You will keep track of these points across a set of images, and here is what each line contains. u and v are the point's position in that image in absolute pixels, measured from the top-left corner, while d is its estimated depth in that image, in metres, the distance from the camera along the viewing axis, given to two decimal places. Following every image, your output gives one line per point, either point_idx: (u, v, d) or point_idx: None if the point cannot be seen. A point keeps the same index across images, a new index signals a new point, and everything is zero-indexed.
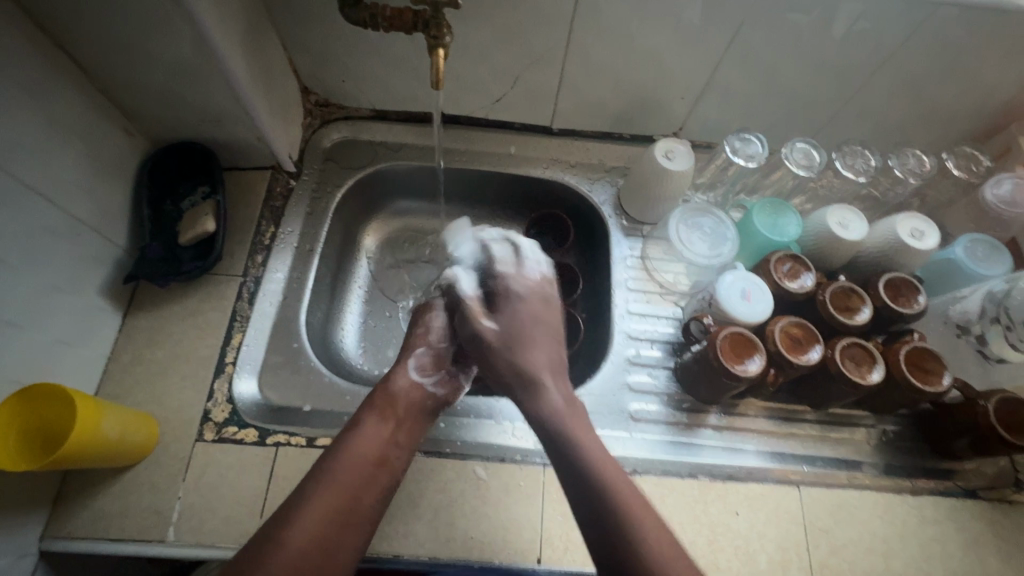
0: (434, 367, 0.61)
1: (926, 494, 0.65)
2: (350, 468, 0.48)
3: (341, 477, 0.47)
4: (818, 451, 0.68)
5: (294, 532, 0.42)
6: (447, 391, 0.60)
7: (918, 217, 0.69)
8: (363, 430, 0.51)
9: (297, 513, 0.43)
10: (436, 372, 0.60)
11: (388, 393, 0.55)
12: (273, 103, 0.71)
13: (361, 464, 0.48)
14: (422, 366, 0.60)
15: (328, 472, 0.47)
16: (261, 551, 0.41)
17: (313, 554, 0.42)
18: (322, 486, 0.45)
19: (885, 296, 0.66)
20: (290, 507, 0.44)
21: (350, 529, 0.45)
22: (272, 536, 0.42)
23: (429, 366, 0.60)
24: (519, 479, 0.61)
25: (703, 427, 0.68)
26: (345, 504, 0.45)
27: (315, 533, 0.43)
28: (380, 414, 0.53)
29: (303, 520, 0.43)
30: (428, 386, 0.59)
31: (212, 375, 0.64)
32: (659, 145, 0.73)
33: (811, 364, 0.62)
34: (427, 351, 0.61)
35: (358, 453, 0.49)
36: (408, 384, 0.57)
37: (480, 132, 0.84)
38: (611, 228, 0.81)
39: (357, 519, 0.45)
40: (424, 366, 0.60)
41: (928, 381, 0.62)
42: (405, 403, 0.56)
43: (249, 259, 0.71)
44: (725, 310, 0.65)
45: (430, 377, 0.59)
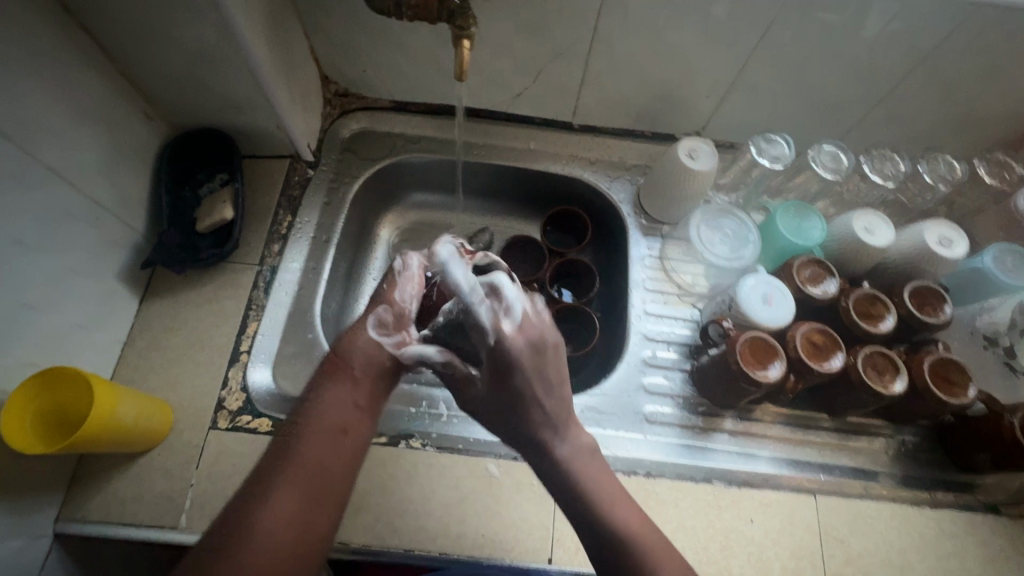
0: (394, 326, 0.57)
1: (945, 507, 0.64)
2: (310, 437, 0.47)
3: (302, 454, 0.46)
4: (835, 459, 0.67)
5: (265, 518, 0.42)
6: (400, 343, 0.57)
7: (946, 224, 0.68)
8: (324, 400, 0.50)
9: (262, 500, 0.43)
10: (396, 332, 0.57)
11: (343, 359, 0.54)
12: (293, 91, 0.70)
13: (323, 433, 0.48)
14: (382, 322, 0.57)
15: (288, 451, 0.46)
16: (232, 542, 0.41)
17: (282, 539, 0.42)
18: (285, 467, 0.45)
19: (910, 304, 0.65)
20: (258, 491, 0.44)
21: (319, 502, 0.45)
22: (247, 520, 0.42)
23: (390, 324, 0.57)
24: (532, 478, 0.61)
25: (718, 431, 0.67)
26: (313, 483, 0.45)
27: (287, 516, 0.43)
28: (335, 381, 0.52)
29: (272, 506, 0.43)
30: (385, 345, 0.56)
31: (227, 363, 0.64)
32: (682, 143, 0.71)
33: (833, 372, 0.61)
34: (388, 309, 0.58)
35: (320, 422, 0.48)
36: (374, 350, 0.55)
37: (499, 125, 0.83)
38: (629, 226, 0.80)
39: (328, 490, 0.45)
40: (384, 323, 0.57)
41: (953, 393, 0.61)
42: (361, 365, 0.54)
43: (265, 248, 0.71)
44: (745, 314, 0.64)
45: (387, 337, 0.56)
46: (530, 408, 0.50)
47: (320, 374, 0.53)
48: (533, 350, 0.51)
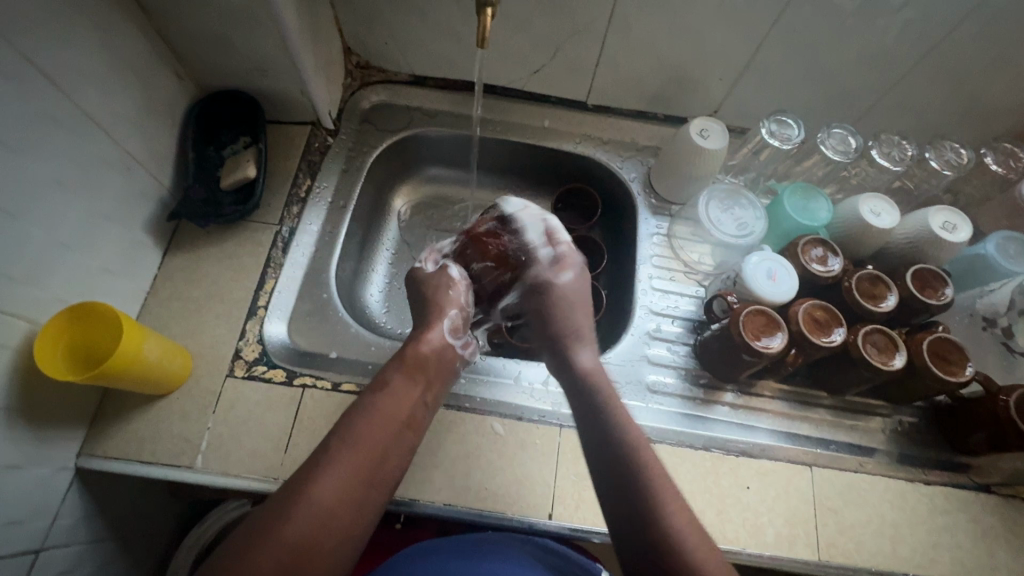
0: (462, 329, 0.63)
1: (938, 485, 0.65)
2: (379, 427, 0.51)
3: (365, 434, 0.50)
4: (832, 435, 0.68)
5: (321, 488, 0.46)
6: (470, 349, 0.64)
7: (951, 210, 0.69)
8: (388, 391, 0.54)
9: (324, 471, 0.47)
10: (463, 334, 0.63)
11: (419, 353, 0.58)
12: (317, 59, 0.72)
13: (386, 423, 0.52)
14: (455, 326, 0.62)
15: (354, 433, 0.50)
16: (289, 505, 0.45)
17: (336, 511, 0.46)
18: (349, 444, 0.49)
19: (912, 286, 0.66)
20: (318, 461, 0.48)
21: (376, 480, 0.49)
22: (305, 488, 0.46)
23: (460, 326, 0.63)
24: (535, 438, 0.63)
25: (719, 403, 0.69)
26: (368, 461, 0.49)
27: (341, 488, 0.47)
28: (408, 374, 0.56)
29: (330, 477, 0.47)
30: (457, 347, 0.62)
31: (245, 316, 0.66)
32: (695, 122, 0.73)
33: (834, 346, 0.63)
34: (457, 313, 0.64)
35: (386, 411, 0.53)
36: (439, 341, 0.60)
37: (515, 102, 0.85)
38: (639, 205, 0.82)
39: (371, 473, 0.49)
40: (456, 327, 0.63)
41: (951, 371, 0.62)
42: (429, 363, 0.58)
43: (285, 208, 0.73)
44: (749, 288, 0.66)
45: (460, 339, 0.63)
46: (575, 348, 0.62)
47: (396, 362, 0.57)
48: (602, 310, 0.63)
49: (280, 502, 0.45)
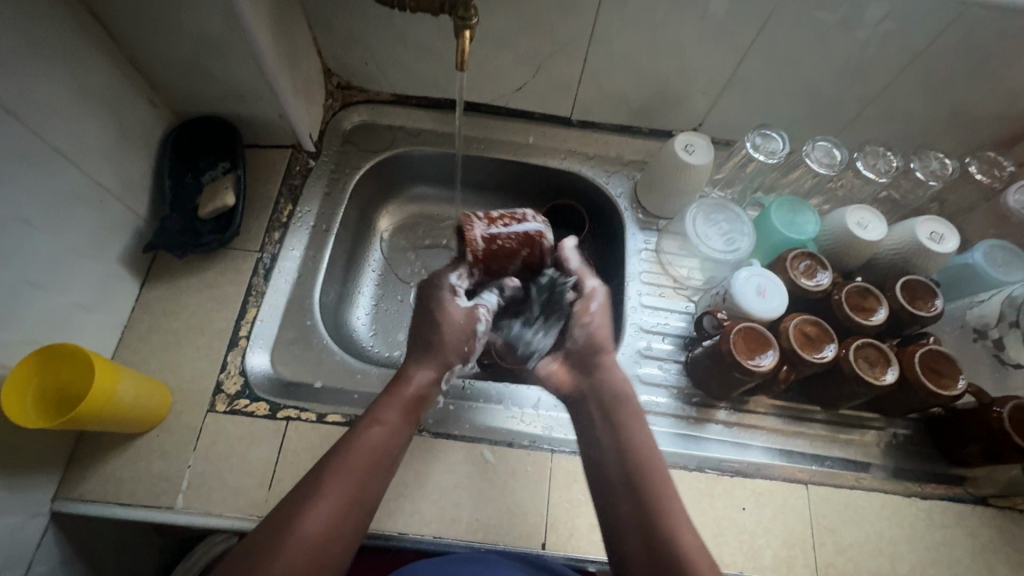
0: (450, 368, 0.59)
1: (935, 499, 0.64)
2: (363, 459, 0.49)
3: (354, 465, 0.48)
4: (827, 451, 0.67)
5: (306, 526, 0.44)
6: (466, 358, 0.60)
7: (938, 220, 0.69)
8: (375, 421, 0.52)
9: (309, 507, 0.45)
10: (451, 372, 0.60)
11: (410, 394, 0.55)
12: (295, 82, 0.71)
13: (369, 455, 0.49)
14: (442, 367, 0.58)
15: (338, 466, 0.48)
16: (273, 540, 0.43)
17: (320, 548, 0.44)
18: (335, 478, 0.47)
19: (902, 298, 0.66)
20: (306, 496, 0.46)
21: (359, 515, 0.47)
22: (288, 526, 0.44)
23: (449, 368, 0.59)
24: (526, 464, 0.62)
25: (712, 421, 0.68)
26: (355, 496, 0.47)
27: (326, 525, 0.45)
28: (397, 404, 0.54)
29: (315, 514, 0.45)
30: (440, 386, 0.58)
31: (226, 348, 0.64)
32: (679, 138, 0.73)
33: (825, 362, 0.62)
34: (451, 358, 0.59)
35: (370, 443, 0.50)
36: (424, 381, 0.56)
37: (499, 120, 0.84)
38: (626, 220, 0.81)
39: (359, 508, 0.47)
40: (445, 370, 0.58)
41: (943, 384, 0.62)
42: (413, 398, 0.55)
43: (266, 235, 0.72)
44: (738, 305, 0.65)
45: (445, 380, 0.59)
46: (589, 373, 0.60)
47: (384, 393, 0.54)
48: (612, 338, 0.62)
49: (264, 540, 0.44)
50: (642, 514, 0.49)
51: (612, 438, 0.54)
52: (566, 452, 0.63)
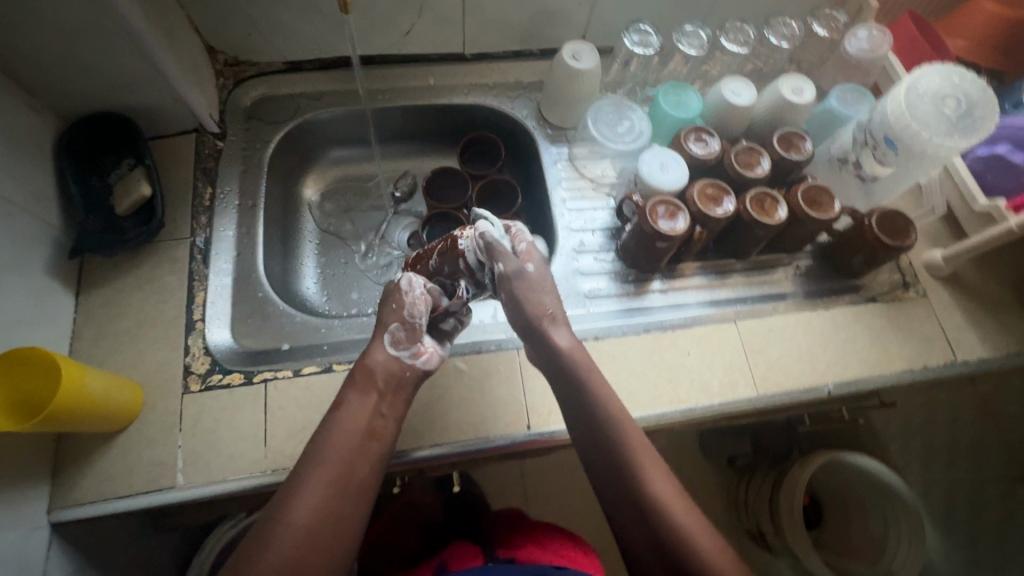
0: (408, 340, 0.59)
1: (837, 307, 0.76)
2: (340, 443, 0.52)
3: (332, 456, 0.51)
4: (747, 293, 0.78)
5: (296, 514, 0.47)
6: (426, 360, 0.60)
7: (796, 76, 0.79)
8: (349, 405, 0.54)
9: (296, 497, 0.48)
10: (412, 344, 0.59)
11: (372, 372, 0.56)
12: (181, 62, 0.70)
13: (347, 438, 0.52)
14: (395, 340, 0.58)
15: (319, 457, 0.51)
16: (263, 531, 0.46)
17: (310, 532, 0.47)
18: (316, 468, 0.50)
19: (779, 149, 0.76)
20: (291, 488, 0.49)
21: (348, 496, 0.50)
22: (276, 519, 0.47)
23: (404, 339, 0.59)
24: (497, 364, 0.68)
25: (649, 292, 0.77)
26: (340, 482, 0.50)
27: (315, 513, 0.48)
28: (361, 390, 0.56)
29: (302, 504, 0.48)
30: (403, 359, 0.58)
31: (184, 333, 0.65)
32: (566, 47, 0.78)
33: (728, 215, 0.72)
34: (400, 326, 0.59)
35: (345, 427, 0.53)
36: (384, 359, 0.57)
37: (396, 69, 0.86)
38: (537, 137, 0.86)
39: (345, 497, 0.50)
40: (398, 339, 0.58)
41: (824, 211, 0.73)
42: (383, 377, 0.57)
43: (193, 221, 0.72)
44: (648, 184, 0.73)
45: (404, 351, 0.59)
46: (547, 329, 0.60)
47: (349, 379, 0.56)
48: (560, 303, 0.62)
49: (259, 532, 0.47)
50: (619, 467, 0.54)
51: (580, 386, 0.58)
52: None
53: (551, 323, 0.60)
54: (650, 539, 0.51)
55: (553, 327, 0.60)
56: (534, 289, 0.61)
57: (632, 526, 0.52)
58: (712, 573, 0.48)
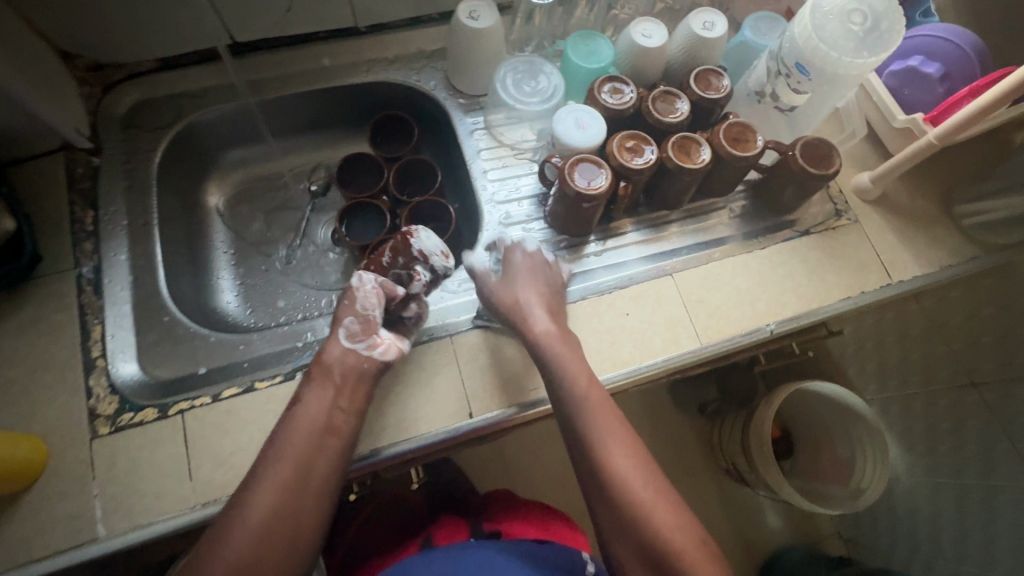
0: (364, 333, 0.60)
1: (772, 245, 0.75)
2: (298, 442, 0.52)
3: (290, 453, 0.51)
4: (683, 243, 0.76)
5: (251, 512, 0.48)
6: (382, 350, 0.60)
7: (706, 10, 0.75)
8: (305, 402, 0.55)
9: (251, 495, 0.49)
10: (367, 337, 0.60)
11: (331, 364, 0.57)
12: (26, 75, 0.62)
13: (303, 435, 0.52)
14: (352, 333, 0.59)
15: (279, 453, 0.51)
16: (224, 530, 0.48)
17: (270, 528, 0.48)
18: (273, 464, 0.51)
19: (696, 89, 0.73)
20: (247, 486, 0.50)
21: (307, 492, 0.51)
22: (232, 516, 0.48)
23: (359, 331, 0.59)
24: (431, 355, 0.64)
25: (584, 256, 0.74)
26: (296, 480, 0.50)
27: (269, 512, 0.49)
28: (322, 381, 0.56)
29: (256, 502, 0.49)
30: (359, 351, 0.58)
31: (84, 374, 0.60)
32: (461, 7, 0.73)
33: (650, 165, 0.69)
34: (355, 320, 0.60)
35: (303, 424, 0.53)
36: (340, 353, 0.58)
37: (285, 53, 0.79)
38: (449, 108, 0.81)
39: (303, 495, 0.50)
40: (354, 332, 0.59)
41: (747, 148, 0.70)
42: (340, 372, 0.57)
43: (77, 249, 0.65)
44: (565, 144, 0.70)
45: (360, 343, 0.59)
46: (522, 318, 0.61)
47: (309, 374, 0.57)
48: (541, 300, 0.63)
49: (216, 528, 0.48)
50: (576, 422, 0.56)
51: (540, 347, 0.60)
52: (463, 331, 0.66)
53: (529, 315, 0.61)
54: (606, 499, 0.52)
55: (528, 319, 0.61)
56: (514, 286, 0.63)
57: (591, 487, 0.53)
58: (655, 523, 0.50)
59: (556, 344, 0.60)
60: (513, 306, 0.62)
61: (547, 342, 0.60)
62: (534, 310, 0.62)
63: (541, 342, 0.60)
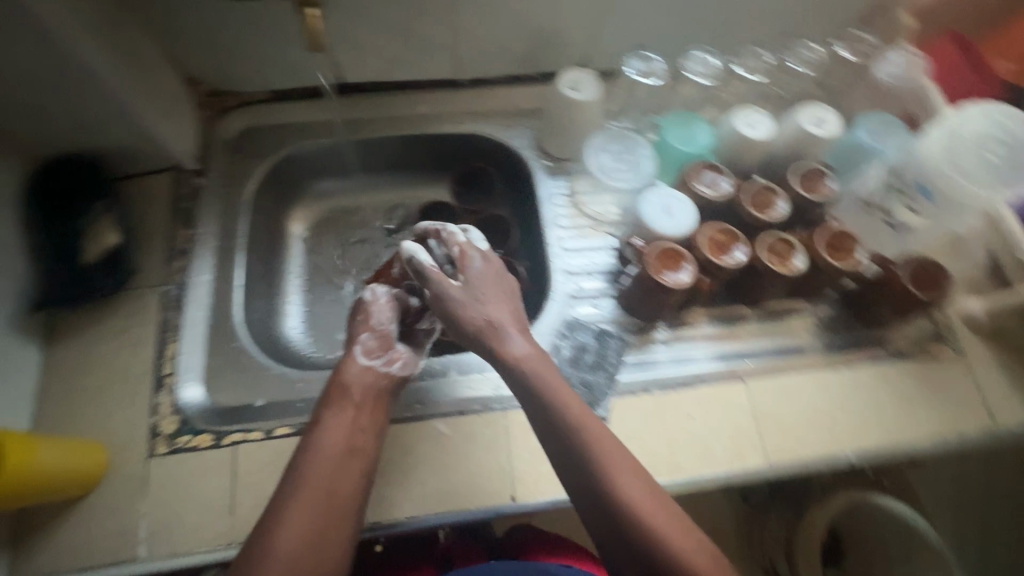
0: (380, 348, 0.62)
1: (862, 365, 0.69)
2: (321, 465, 0.51)
3: (315, 476, 0.51)
4: (759, 345, 0.71)
5: (281, 542, 0.47)
6: (401, 363, 0.61)
7: (819, 105, 0.73)
8: (325, 426, 0.54)
9: (280, 524, 0.48)
10: (384, 352, 0.62)
11: (344, 389, 0.57)
12: (152, 99, 0.68)
13: (326, 458, 0.52)
14: (370, 349, 0.61)
15: (301, 478, 0.51)
16: (256, 563, 0.46)
17: (304, 557, 0.47)
18: (298, 490, 0.50)
19: (798, 187, 0.70)
20: (273, 516, 0.49)
21: (337, 515, 0.50)
22: (261, 549, 0.47)
23: (377, 348, 0.62)
24: (482, 427, 0.63)
25: (653, 343, 0.70)
26: (324, 503, 0.50)
27: (302, 540, 0.48)
28: (337, 405, 0.56)
29: (286, 531, 0.47)
30: (378, 368, 0.60)
31: (153, 390, 0.62)
32: (563, 76, 0.73)
33: (738, 264, 0.66)
34: (372, 336, 0.63)
35: (324, 450, 0.52)
36: (361, 372, 0.59)
37: (386, 97, 0.82)
38: (535, 169, 0.81)
39: (333, 518, 0.50)
40: (370, 349, 0.61)
41: (843, 258, 0.67)
42: (360, 391, 0.58)
43: (168, 265, 0.69)
44: (649, 228, 0.67)
45: (378, 358, 0.61)
46: (495, 342, 0.59)
47: (323, 398, 0.57)
48: (502, 308, 0.61)
49: (245, 564, 0.47)
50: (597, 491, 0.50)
51: (537, 400, 0.55)
52: (518, 407, 0.64)
53: (495, 333, 0.59)
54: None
55: (500, 335, 0.59)
56: (472, 300, 0.61)
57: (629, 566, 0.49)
58: None
59: (560, 400, 0.54)
60: (484, 327, 0.59)
61: (546, 395, 0.54)
62: (512, 338, 0.59)
63: (541, 394, 0.55)
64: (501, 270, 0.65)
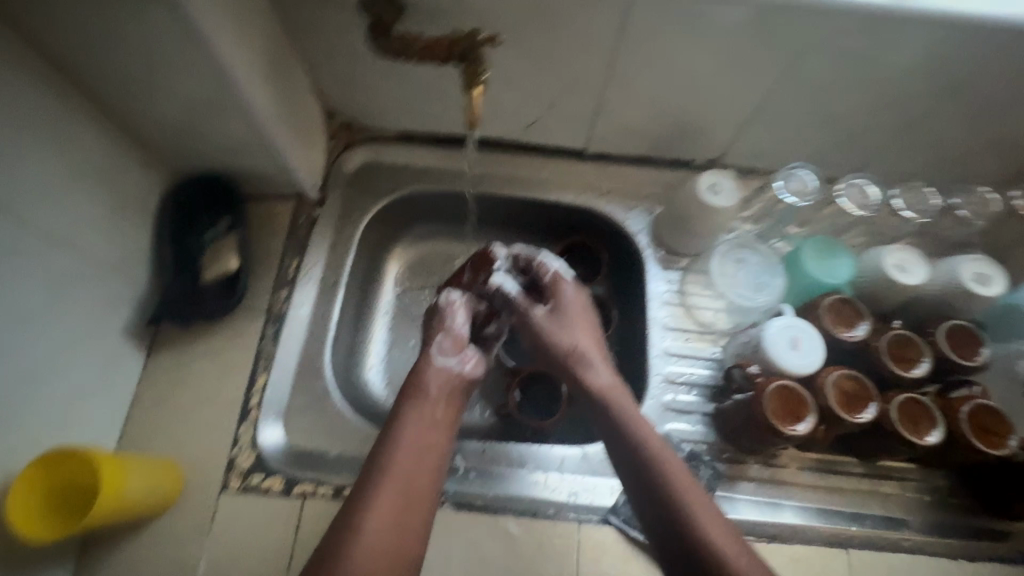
0: (454, 348, 0.62)
1: (981, 561, 0.61)
2: (405, 452, 0.52)
3: (399, 466, 0.51)
4: (865, 508, 0.64)
5: (365, 529, 0.47)
6: (473, 364, 0.62)
7: (984, 260, 0.66)
8: (404, 419, 0.55)
9: (364, 511, 0.48)
10: (458, 353, 0.62)
11: (423, 385, 0.58)
12: (294, 132, 0.68)
13: (409, 449, 0.52)
14: (444, 350, 0.61)
15: (383, 466, 0.51)
16: (338, 548, 0.46)
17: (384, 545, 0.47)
18: (382, 477, 0.50)
19: (945, 347, 0.63)
20: (357, 504, 0.49)
21: (415, 505, 0.50)
22: (344, 534, 0.47)
23: (451, 347, 0.62)
24: (553, 536, 0.59)
25: (745, 479, 0.65)
26: (405, 494, 0.50)
27: (385, 528, 0.48)
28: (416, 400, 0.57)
29: (371, 518, 0.48)
30: (453, 366, 0.60)
31: (237, 421, 0.62)
32: (704, 177, 0.69)
33: (864, 423, 0.59)
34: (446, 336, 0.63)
35: (407, 440, 0.53)
36: (444, 371, 0.59)
37: (511, 157, 0.80)
38: (648, 260, 0.77)
39: (414, 510, 0.50)
40: (446, 348, 0.62)
41: (992, 443, 0.59)
42: (438, 388, 0.58)
43: (273, 295, 0.69)
44: (771, 361, 0.62)
45: (453, 358, 0.61)
46: (581, 373, 0.61)
47: (403, 393, 0.58)
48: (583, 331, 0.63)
49: (326, 552, 0.46)
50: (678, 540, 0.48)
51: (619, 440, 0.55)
52: (593, 522, 0.60)
53: (580, 365, 0.61)
54: None
55: (586, 368, 0.61)
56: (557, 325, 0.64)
57: None
58: None
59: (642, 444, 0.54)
60: (572, 353, 0.62)
61: (628, 434, 0.55)
62: (597, 373, 0.60)
63: (624, 436, 0.55)
64: (587, 300, 0.67)
